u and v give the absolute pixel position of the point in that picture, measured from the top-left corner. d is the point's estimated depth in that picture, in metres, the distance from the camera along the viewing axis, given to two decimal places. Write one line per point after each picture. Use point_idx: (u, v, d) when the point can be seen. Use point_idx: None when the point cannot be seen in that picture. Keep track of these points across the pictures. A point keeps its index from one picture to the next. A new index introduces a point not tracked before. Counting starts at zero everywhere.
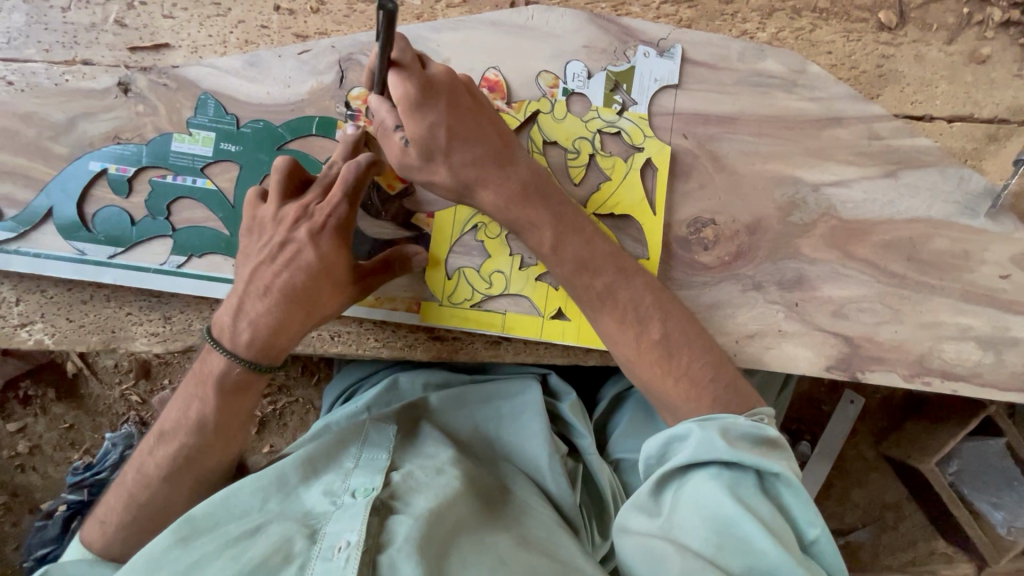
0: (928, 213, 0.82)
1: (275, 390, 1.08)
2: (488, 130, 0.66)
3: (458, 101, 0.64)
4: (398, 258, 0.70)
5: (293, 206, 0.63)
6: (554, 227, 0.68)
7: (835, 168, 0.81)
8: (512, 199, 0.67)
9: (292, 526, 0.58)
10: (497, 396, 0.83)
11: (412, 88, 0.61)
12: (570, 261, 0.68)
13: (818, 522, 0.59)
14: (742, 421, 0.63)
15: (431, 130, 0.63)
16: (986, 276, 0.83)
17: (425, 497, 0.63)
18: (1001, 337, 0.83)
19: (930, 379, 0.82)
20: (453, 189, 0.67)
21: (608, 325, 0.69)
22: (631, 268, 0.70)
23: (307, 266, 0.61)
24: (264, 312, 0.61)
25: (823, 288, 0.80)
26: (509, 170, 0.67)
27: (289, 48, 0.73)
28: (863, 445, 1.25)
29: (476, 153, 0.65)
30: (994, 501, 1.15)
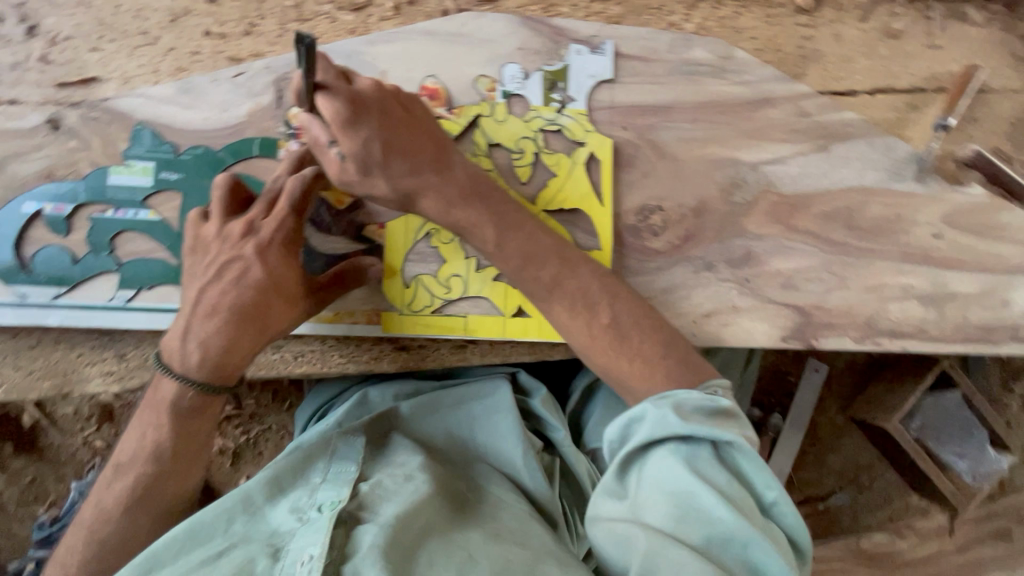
0: (861, 182, 0.87)
1: (246, 420, 1.06)
2: (423, 138, 0.66)
3: (389, 114, 0.64)
4: (354, 271, 0.71)
5: (238, 222, 0.63)
6: (496, 227, 0.69)
7: (771, 147, 0.84)
8: (456, 203, 0.67)
9: (254, 548, 0.57)
10: (469, 398, 0.84)
11: (340, 106, 0.62)
12: (514, 257, 0.69)
13: (774, 481, 0.62)
14: (694, 394, 0.65)
15: (366, 144, 0.63)
16: (920, 237, 0.88)
17: (392, 504, 0.63)
18: (941, 293, 0.88)
19: (880, 339, 0.86)
20: (397, 199, 0.66)
21: (560, 313, 0.70)
22: (574, 257, 0.71)
23: (256, 283, 0.61)
24: (215, 331, 0.60)
25: (771, 262, 0.84)
26: (448, 174, 0.67)
27: (222, 72, 0.73)
28: (832, 411, 1.29)
29: (414, 161, 0.65)
30: (957, 453, 1.21)
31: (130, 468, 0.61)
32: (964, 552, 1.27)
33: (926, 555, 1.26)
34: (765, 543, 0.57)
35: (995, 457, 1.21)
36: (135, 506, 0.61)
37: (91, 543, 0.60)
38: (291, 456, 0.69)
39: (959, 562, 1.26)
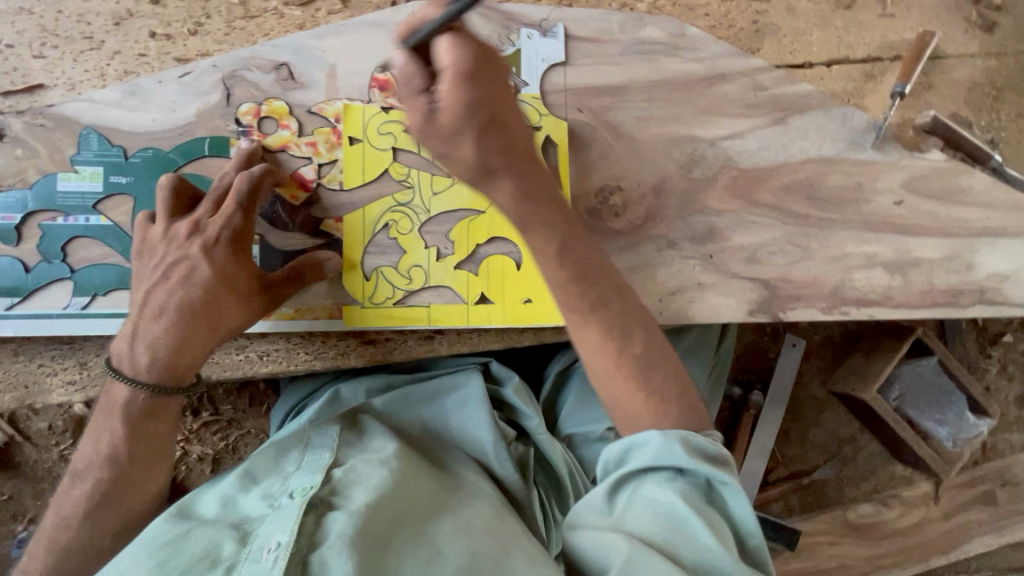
0: (819, 153, 0.87)
1: (224, 425, 1.05)
2: (525, 120, 0.58)
3: (508, 85, 0.55)
4: (307, 266, 0.69)
5: (184, 223, 0.63)
6: (561, 234, 0.63)
7: (728, 122, 0.84)
8: (529, 195, 0.61)
9: (222, 531, 0.58)
10: (441, 392, 0.83)
11: (467, 54, 0.50)
12: (568, 267, 0.63)
13: (759, 534, 0.58)
14: (700, 434, 0.61)
15: (477, 107, 0.52)
16: (882, 205, 0.88)
17: (363, 489, 0.63)
18: (906, 259, 0.88)
19: (847, 309, 0.87)
20: (474, 172, 0.57)
21: (592, 337, 0.62)
22: (623, 287, 0.66)
23: (204, 281, 0.61)
24: (164, 331, 0.60)
25: (733, 237, 0.84)
26: (533, 166, 0.60)
27: (169, 73, 0.72)
28: (813, 385, 1.29)
29: (513, 139, 0.57)
30: (938, 419, 1.22)
31: (90, 473, 0.61)
32: (950, 518, 1.26)
33: (912, 524, 1.25)
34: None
35: (976, 421, 1.21)
36: (93, 512, 0.60)
37: (55, 552, 0.60)
38: (263, 452, 0.70)
39: (946, 529, 1.26)
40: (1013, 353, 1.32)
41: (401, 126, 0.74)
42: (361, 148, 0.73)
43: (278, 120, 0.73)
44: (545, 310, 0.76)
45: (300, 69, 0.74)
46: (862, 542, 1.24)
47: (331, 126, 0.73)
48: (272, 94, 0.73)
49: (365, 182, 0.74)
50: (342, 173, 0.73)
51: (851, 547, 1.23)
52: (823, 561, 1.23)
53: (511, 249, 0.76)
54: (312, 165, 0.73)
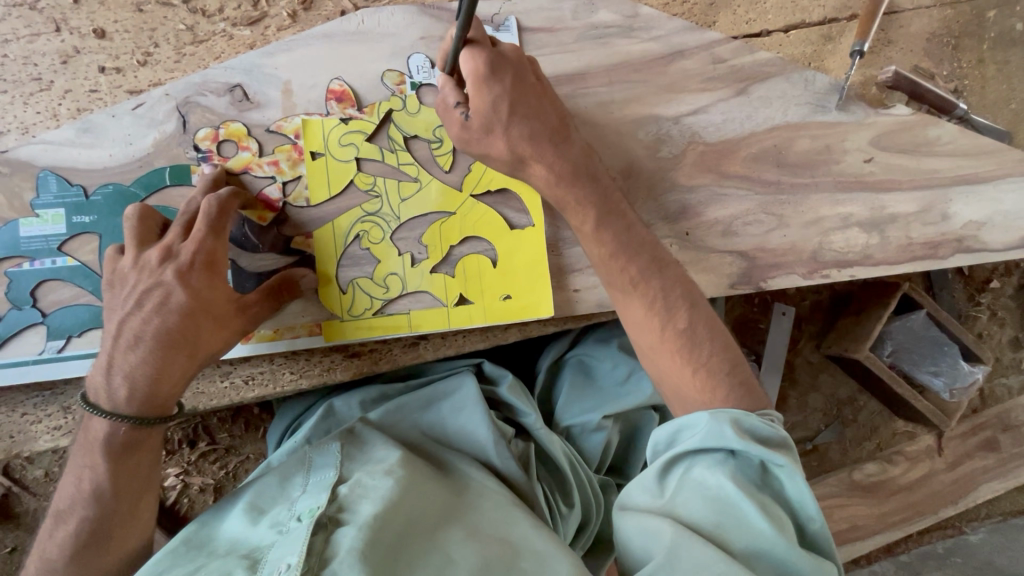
0: (785, 119, 0.86)
1: (223, 453, 1.05)
2: (548, 107, 0.71)
3: (523, 79, 0.69)
4: (286, 283, 0.69)
5: (154, 250, 0.62)
6: (598, 211, 0.71)
7: (689, 98, 0.84)
8: (564, 177, 0.71)
9: (231, 561, 0.57)
10: (438, 399, 0.83)
11: (482, 64, 0.66)
12: (610, 244, 0.70)
13: (821, 520, 0.56)
14: (755, 416, 0.60)
15: (495, 103, 0.67)
16: (853, 163, 0.88)
17: (371, 503, 0.61)
18: (881, 216, 0.88)
19: (828, 272, 0.87)
20: (508, 160, 0.70)
21: (638, 310, 0.69)
22: (666, 259, 0.71)
23: (179, 307, 0.60)
24: (142, 360, 0.60)
25: (707, 212, 0.84)
26: (563, 145, 0.71)
27: (121, 106, 0.71)
28: (806, 350, 1.30)
29: (536, 125, 0.69)
30: (933, 371, 1.23)
31: (80, 513, 0.61)
32: (955, 468, 1.27)
33: (919, 478, 1.26)
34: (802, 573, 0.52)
35: (970, 369, 1.21)
36: (80, 551, 0.60)
37: None
38: (266, 479, 0.70)
39: (952, 479, 1.27)
40: (1002, 299, 1.33)
41: (363, 135, 0.74)
42: (324, 162, 0.73)
43: (237, 142, 0.72)
44: (525, 305, 0.76)
45: (254, 89, 0.73)
46: (870, 501, 1.25)
47: (291, 143, 0.73)
48: (229, 116, 0.72)
49: (332, 195, 0.73)
50: (307, 188, 0.73)
51: (861, 507, 1.25)
52: (835, 524, 1.23)
53: (485, 247, 0.76)
54: (276, 184, 0.72)
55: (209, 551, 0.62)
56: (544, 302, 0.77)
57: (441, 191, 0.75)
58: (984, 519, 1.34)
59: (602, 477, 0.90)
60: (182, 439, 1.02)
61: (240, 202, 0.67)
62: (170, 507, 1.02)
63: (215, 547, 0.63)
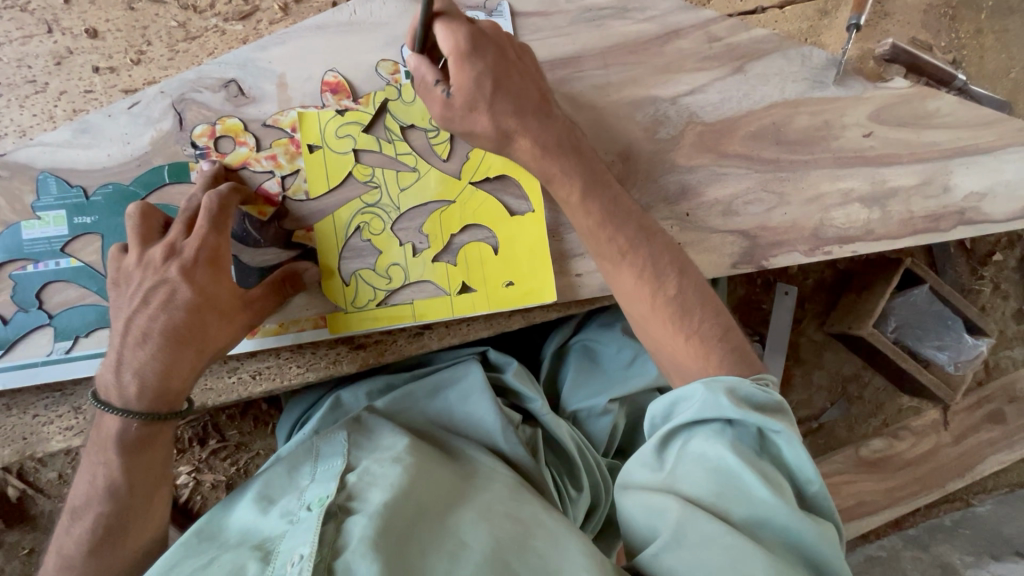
0: (783, 96, 0.86)
1: (233, 450, 1.06)
2: (528, 83, 0.70)
3: (501, 54, 0.68)
4: (290, 276, 0.70)
5: (158, 247, 0.62)
6: (583, 182, 0.70)
7: (686, 78, 0.84)
8: (549, 149, 0.70)
9: (245, 552, 0.58)
10: (441, 386, 0.84)
11: (462, 40, 0.64)
12: (597, 214, 0.70)
13: (820, 482, 0.56)
14: (750, 382, 0.59)
15: (477, 80, 0.66)
16: (852, 138, 0.87)
17: (380, 491, 0.62)
18: (882, 191, 0.88)
19: (830, 248, 0.87)
20: (494, 137, 0.69)
21: (628, 280, 0.69)
22: (653, 228, 0.71)
23: (185, 303, 0.61)
24: (151, 356, 0.60)
25: (707, 192, 0.84)
26: (547, 120, 0.71)
27: (117, 105, 0.71)
28: (810, 329, 1.30)
29: (518, 101, 0.69)
30: (937, 345, 1.23)
31: (96, 510, 0.61)
32: (961, 442, 1.28)
33: (925, 452, 1.27)
34: (805, 536, 0.53)
35: (974, 342, 1.21)
36: (97, 547, 0.61)
37: None
38: (276, 469, 0.71)
39: (958, 452, 1.28)
40: (1005, 271, 1.32)
41: (359, 127, 0.74)
42: (322, 154, 0.73)
43: (234, 137, 0.72)
44: (528, 291, 0.76)
45: (249, 84, 0.73)
46: (877, 477, 1.26)
47: (288, 136, 0.73)
48: (225, 112, 0.72)
49: (331, 188, 0.73)
50: (306, 182, 0.73)
51: (867, 483, 1.25)
52: (843, 500, 1.24)
53: (486, 235, 0.76)
54: (275, 178, 0.72)
55: (222, 542, 0.62)
56: (546, 288, 0.77)
57: (440, 179, 0.75)
58: (991, 491, 1.34)
59: (610, 459, 0.91)
60: (193, 438, 1.04)
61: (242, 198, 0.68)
62: (182, 506, 1.03)
63: (227, 537, 0.63)
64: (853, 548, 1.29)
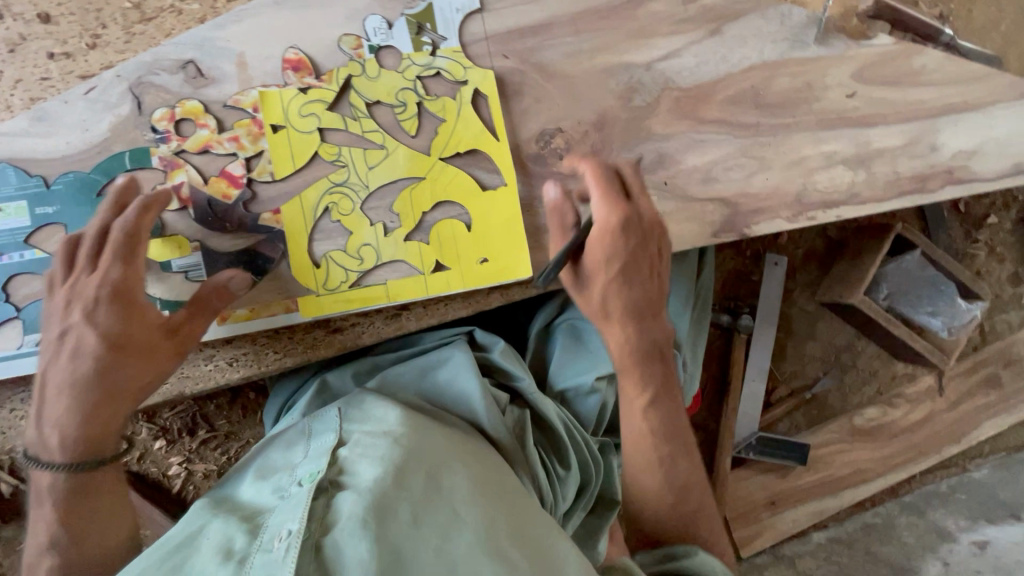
0: (761, 57, 0.83)
1: (223, 440, 1.06)
2: (655, 281, 0.67)
3: (646, 247, 0.65)
4: (211, 292, 0.66)
5: (67, 290, 0.62)
6: (655, 392, 0.69)
7: (661, 42, 0.81)
8: (644, 355, 0.68)
9: (233, 525, 0.55)
10: (431, 367, 0.83)
11: (615, 218, 0.63)
12: (654, 422, 0.69)
13: None
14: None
15: (609, 260, 0.64)
16: (835, 99, 0.85)
17: (370, 463, 0.59)
18: (867, 152, 0.85)
19: (814, 214, 0.84)
20: (596, 310, 0.67)
21: (649, 480, 0.70)
22: (689, 446, 0.72)
23: (90, 350, 0.60)
24: (71, 404, 0.61)
25: (685, 159, 0.82)
26: (657, 323, 0.68)
27: (73, 91, 0.69)
28: (801, 300, 1.28)
29: (642, 293, 0.66)
30: (930, 311, 1.22)
31: (92, 490, 0.63)
32: (957, 407, 1.27)
33: (920, 419, 1.26)
34: None
35: (967, 307, 1.19)
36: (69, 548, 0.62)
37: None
38: (270, 452, 0.69)
39: (954, 418, 1.27)
40: (1000, 234, 1.30)
41: (323, 105, 0.72)
42: (286, 134, 0.71)
43: (195, 120, 0.70)
44: (503, 267, 0.75)
45: (208, 65, 0.71)
46: (871, 445, 1.25)
47: (250, 117, 0.71)
48: (184, 95, 0.70)
49: (296, 168, 0.72)
50: (271, 163, 0.71)
51: (863, 452, 1.25)
52: (837, 469, 1.25)
53: (458, 211, 0.75)
54: (238, 161, 0.71)
55: (216, 509, 0.60)
56: (521, 264, 0.75)
57: (409, 156, 0.74)
58: (988, 455, 1.34)
59: (600, 438, 0.91)
60: (182, 428, 1.04)
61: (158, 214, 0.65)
62: (175, 496, 1.04)
63: (224, 505, 0.61)
64: (849, 517, 1.28)
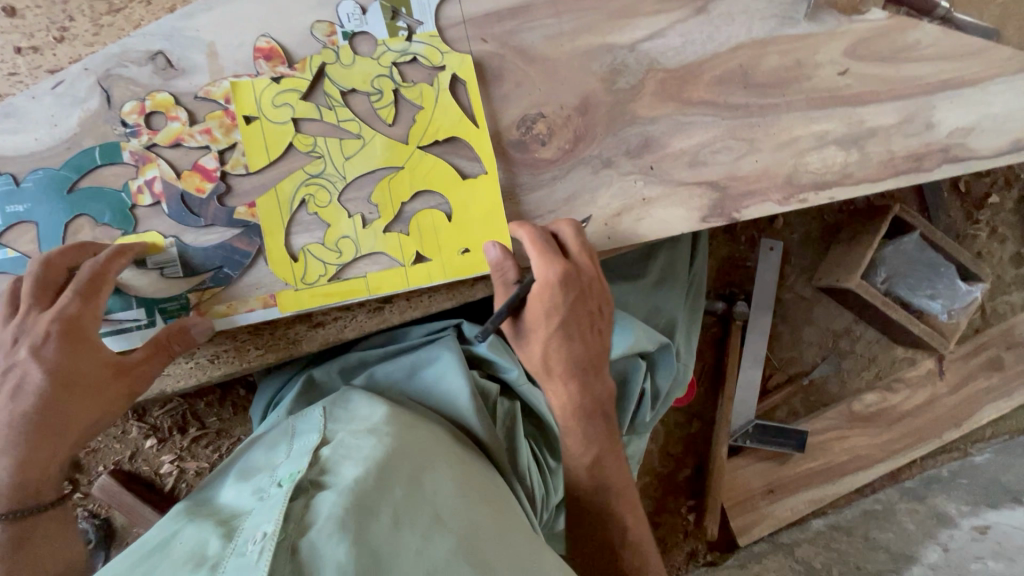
0: (750, 35, 0.81)
1: (214, 437, 1.05)
2: (594, 337, 0.70)
3: (584, 303, 0.67)
4: (180, 337, 0.67)
5: (12, 327, 0.61)
6: (597, 438, 0.72)
7: (645, 22, 0.79)
8: (586, 409, 0.70)
9: (208, 529, 0.53)
10: (421, 365, 0.82)
11: (553, 274, 0.65)
12: (596, 468, 0.72)
13: None
14: None
15: (548, 317, 0.66)
16: (827, 77, 0.82)
17: (353, 463, 0.58)
18: (860, 131, 0.83)
19: (806, 196, 0.82)
20: (537, 367, 0.68)
21: (591, 518, 0.73)
22: (626, 486, 0.75)
23: (36, 385, 0.60)
24: (8, 448, 0.60)
25: (672, 143, 0.79)
26: (597, 376, 0.70)
27: (40, 86, 0.68)
28: (797, 285, 1.26)
29: (581, 348, 0.68)
30: (929, 294, 1.19)
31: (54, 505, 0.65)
32: (958, 391, 1.25)
33: (920, 404, 1.24)
34: None
35: (968, 288, 1.17)
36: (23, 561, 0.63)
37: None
38: (256, 452, 0.68)
39: (955, 402, 1.25)
40: (1002, 214, 1.27)
41: (297, 94, 0.70)
42: (260, 125, 0.70)
43: (166, 112, 0.69)
44: (486, 257, 0.73)
45: (178, 55, 0.69)
46: (869, 431, 1.24)
47: (222, 108, 0.69)
48: (154, 87, 0.69)
49: (271, 160, 0.70)
50: (245, 155, 0.70)
51: (862, 438, 1.24)
52: (835, 456, 1.23)
53: (439, 201, 0.73)
54: (211, 153, 0.69)
55: (194, 514, 0.59)
56: None
57: (387, 145, 0.72)
58: (990, 439, 1.32)
59: None
60: (172, 426, 1.03)
61: (130, 260, 0.67)
62: (168, 494, 1.03)
63: (203, 509, 0.60)
64: (849, 503, 1.27)
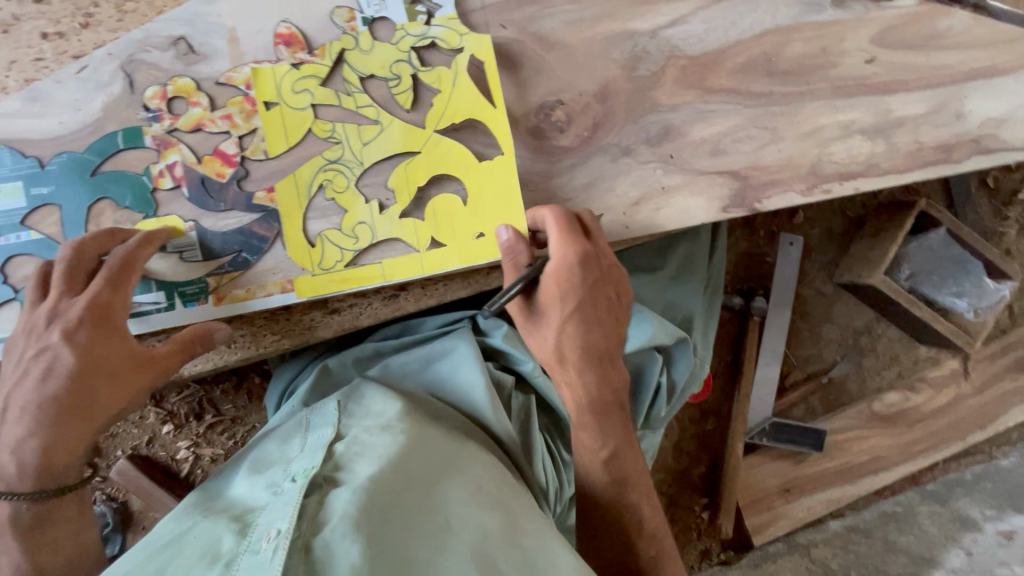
0: (774, 22, 0.79)
1: (230, 424, 1.06)
2: (610, 324, 0.69)
3: (600, 288, 0.67)
4: (202, 338, 0.67)
5: (45, 310, 0.62)
6: (615, 435, 0.70)
7: (666, 9, 0.78)
8: (604, 401, 0.69)
9: (221, 526, 0.52)
10: (436, 356, 0.81)
11: (571, 256, 0.65)
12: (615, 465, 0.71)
13: None
14: None
15: (563, 299, 0.65)
16: (853, 65, 0.80)
17: (367, 461, 0.57)
18: (887, 121, 0.81)
19: (830, 186, 0.80)
20: (551, 354, 0.67)
21: (608, 518, 0.72)
22: (644, 483, 0.74)
23: (67, 369, 0.61)
24: (33, 430, 0.61)
25: (692, 131, 0.78)
26: (614, 366, 0.69)
27: (65, 70, 0.69)
28: (818, 281, 1.24)
29: (597, 335, 0.67)
30: (955, 292, 1.16)
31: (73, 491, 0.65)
32: (983, 392, 1.22)
33: (944, 405, 1.21)
34: None
35: (995, 287, 1.15)
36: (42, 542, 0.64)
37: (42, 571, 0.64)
38: (269, 445, 0.68)
39: (980, 403, 1.22)
40: None
41: (316, 80, 0.70)
42: (279, 111, 0.70)
43: (187, 98, 0.69)
44: None
45: (199, 41, 0.70)
46: (890, 431, 1.21)
47: (243, 94, 0.70)
48: (176, 72, 0.70)
49: (290, 145, 0.70)
50: (264, 140, 0.70)
51: (883, 438, 1.21)
52: (855, 456, 1.21)
53: (456, 187, 0.73)
54: (231, 139, 0.70)
55: (207, 509, 0.59)
56: None
57: (404, 130, 0.72)
58: (1016, 443, 1.28)
59: None
60: (189, 413, 1.04)
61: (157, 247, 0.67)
62: (185, 480, 1.04)
63: (215, 504, 0.60)
64: (868, 505, 1.24)
